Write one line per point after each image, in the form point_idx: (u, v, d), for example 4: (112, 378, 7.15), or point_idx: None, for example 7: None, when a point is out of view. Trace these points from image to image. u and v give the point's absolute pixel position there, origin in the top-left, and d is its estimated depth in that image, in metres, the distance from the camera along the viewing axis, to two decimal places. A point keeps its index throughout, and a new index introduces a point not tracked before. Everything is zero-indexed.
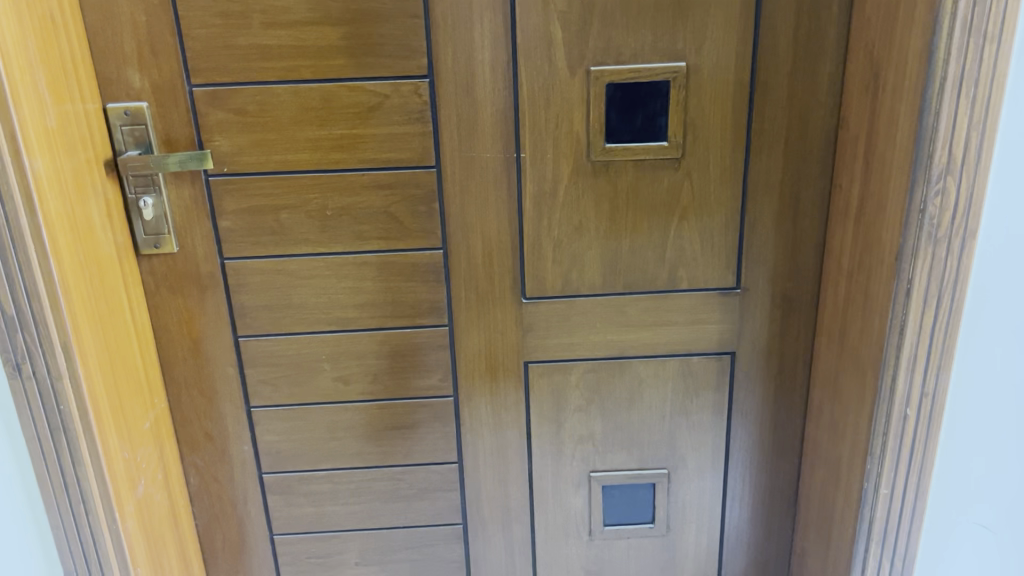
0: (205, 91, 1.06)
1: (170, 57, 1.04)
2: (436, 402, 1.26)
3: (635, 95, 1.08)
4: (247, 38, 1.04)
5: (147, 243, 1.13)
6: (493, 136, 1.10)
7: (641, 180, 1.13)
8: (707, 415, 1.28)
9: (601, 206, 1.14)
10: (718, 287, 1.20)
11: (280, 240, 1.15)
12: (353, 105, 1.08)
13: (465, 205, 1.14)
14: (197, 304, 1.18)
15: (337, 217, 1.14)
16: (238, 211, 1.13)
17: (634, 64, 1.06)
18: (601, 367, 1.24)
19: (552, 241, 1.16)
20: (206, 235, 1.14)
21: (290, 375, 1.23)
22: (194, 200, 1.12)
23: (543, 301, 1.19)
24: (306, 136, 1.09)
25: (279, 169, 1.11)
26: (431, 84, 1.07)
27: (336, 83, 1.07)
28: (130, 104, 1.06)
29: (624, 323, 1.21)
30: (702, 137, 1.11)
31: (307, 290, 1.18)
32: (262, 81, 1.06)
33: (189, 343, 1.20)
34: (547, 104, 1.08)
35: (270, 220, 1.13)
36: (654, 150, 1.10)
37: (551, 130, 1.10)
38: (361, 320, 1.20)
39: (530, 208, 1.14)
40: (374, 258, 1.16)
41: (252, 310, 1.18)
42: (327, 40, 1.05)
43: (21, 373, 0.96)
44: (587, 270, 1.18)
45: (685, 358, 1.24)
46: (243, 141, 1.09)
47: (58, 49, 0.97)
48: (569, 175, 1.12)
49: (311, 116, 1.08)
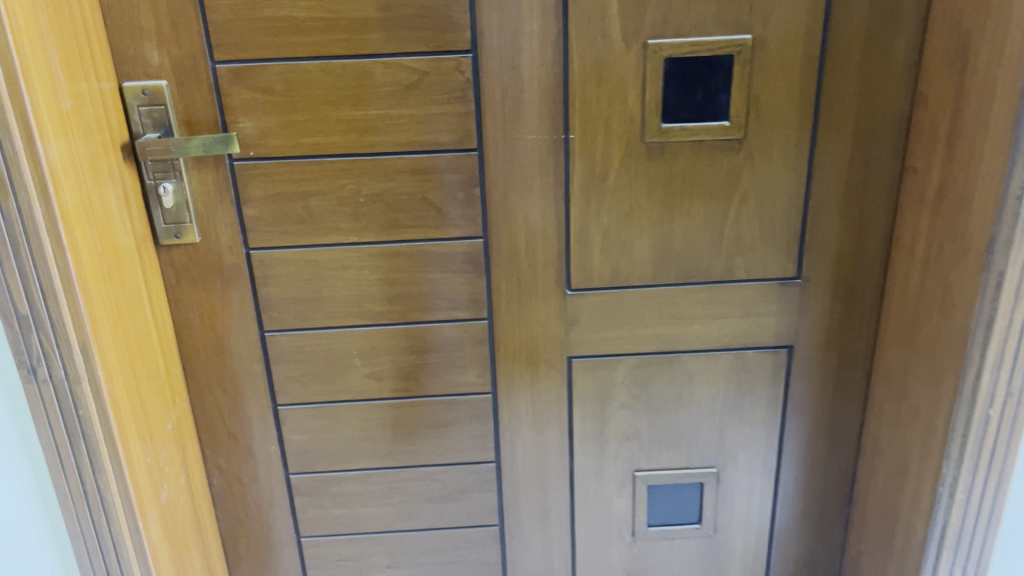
0: (230, 68, 0.98)
1: (191, 32, 0.96)
2: (473, 399, 1.19)
3: (694, 71, 0.99)
4: (275, 10, 0.95)
5: (167, 233, 1.05)
6: (541, 117, 1.02)
7: (699, 163, 1.04)
8: (761, 412, 1.21)
9: (655, 191, 1.06)
10: (778, 277, 1.12)
11: (309, 228, 1.07)
12: (389, 83, 1.00)
13: (508, 190, 1.06)
14: (221, 297, 1.10)
15: (371, 204, 1.06)
16: (264, 198, 1.05)
17: (695, 38, 0.98)
18: (650, 362, 1.16)
19: (601, 229, 1.08)
20: (230, 224, 1.06)
21: (319, 371, 1.16)
22: (217, 186, 1.04)
23: (590, 293, 1.12)
24: (338, 117, 1.01)
25: (309, 154, 1.03)
26: (474, 59, 0.99)
27: (372, 59, 0.98)
28: (148, 83, 0.98)
29: (676, 315, 1.13)
30: (767, 116, 1.02)
31: (338, 282, 1.10)
32: (291, 56, 0.98)
33: (212, 338, 1.13)
34: (600, 80, 1.00)
35: (299, 207, 1.05)
36: (714, 130, 1.02)
37: (603, 110, 1.01)
38: (395, 313, 1.13)
39: (578, 193, 1.06)
40: (410, 248, 1.09)
41: (279, 303, 1.11)
42: (362, 12, 0.96)
43: (37, 376, 0.89)
44: (638, 260, 1.10)
45: (739, 353, 1.16)
46: (270, 123, 1.01)
47: (71, 23, 0.89)
48: (621, 158, 1.04)
49: (344, 95, 1.00)
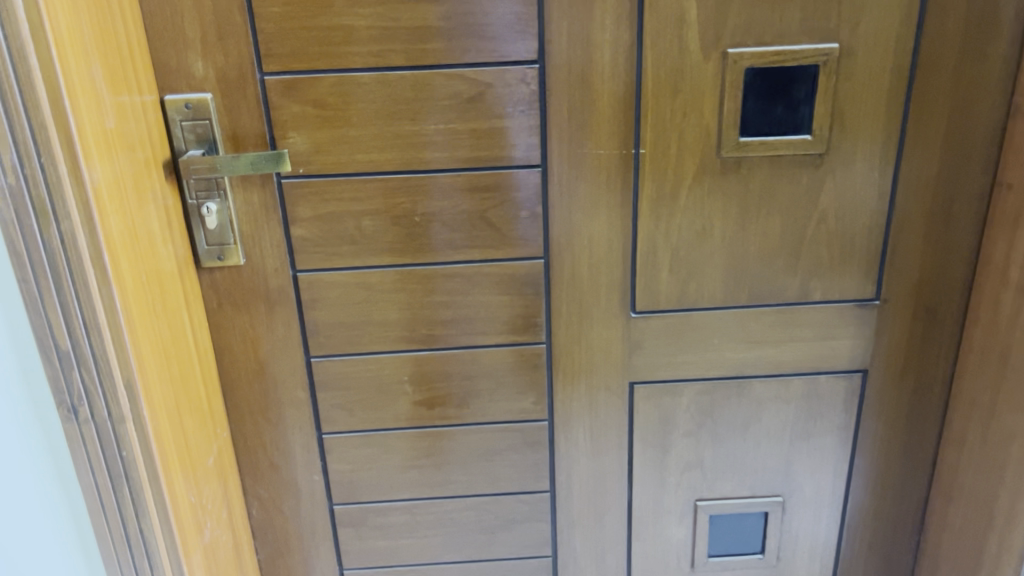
0: (280, 80, 0.92)
1: (239, 41, 0.90)
2: (528, 427, 1.12)
3: (776, 82, 0.93)
4: (329, 18, 0.89)
5: (209, 255, 0.99)
6: (610, 130, 0.96)
7: (777, 180, 0.98)
8: (831, 438, 1.15)
9: (730, 209, 1.00)
10: (855, 298, 1.06)
11: (360, 249, 1.01)
12: (450, 96, 0.93)
13: (573, 208, 1.00)
14: (265, 322, 1.04)
15: (426, 224, 1.00)
16: (313, 218, 0.99)
17: (778, 46, 0.91)
18: (716, 388, 1.11)
19: (670, 248, 1.02)
20: (277, 245, 1.00)
21: (367, 398, 1.09)
22: (264, 205, 0.97)
23: (656, 315, 1.06)
24: (395, 131, 0.95)
25: (362, 171, 0.97)
26: (541, 70, 0.93)
27: (432, 70, 0.92)
28: (192, 95, 0.91)
29: (746, 339, 1.08)
30: (851, 129, 0.96)
31: (389, 306, 1.04)
32: (346, 67, 0.91)
33: (255, 365, 1.06)
34: (675, 91, 0.93)
35: (350, 228, 0.99)
36: (795, 144, 0.96)
37: (677, 123, 0.95)
38: (449, 337, 1.06)
39: (647, 211, 1.00)
40: (466, 269, 1.03)
41: (326, 328, 1.05)
42: (422, 20, 0.90)
43: (78, 416, 0.82)
44: (708, 280, 1.04)
45: (811, 377, 1.10)
46: (322, 138, 0.94)
47: (114, 33, 0.82)
48: (694, 174, 0.98)
49: (401, 109, 0.94)
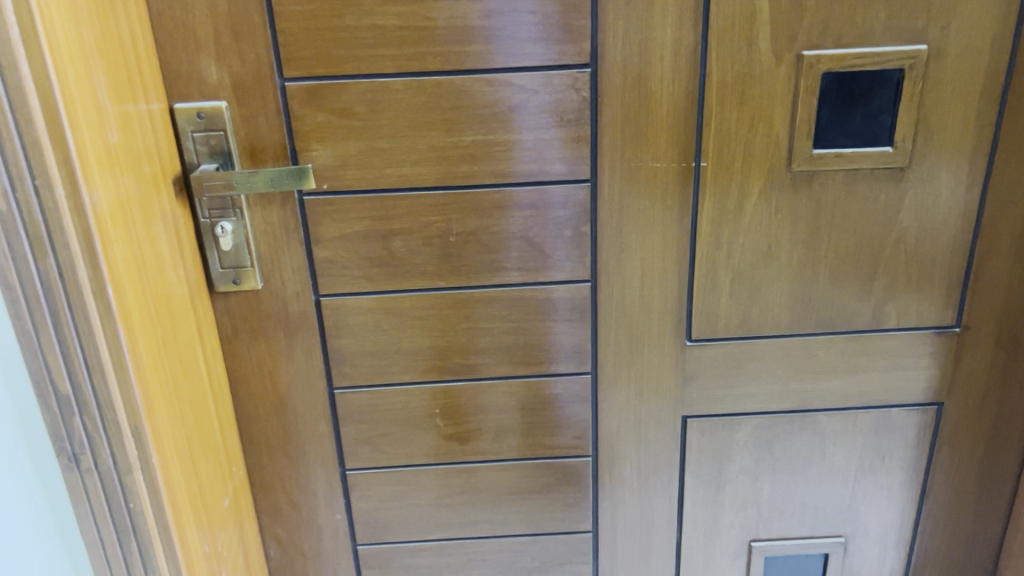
0: (302, 86, 0.82)
1: (258, 43, 0.80)
2: (571, 463, 1.03)
3: (855, 88, 0.84)
4: (358, 17, 0.80)
5: (224, 278, 0.90)
6: (669, 142, 0.87)
7: (852, 196, 0.89)
8: (899, 475, 1.05)
9: (798, 227, 0.91)
10: (933, 325, 0.96)
11: (390, 272, 0.91)
12: (491, 104, 0.84)
13: (625, 226, 0.91)
14: (285, 350, 0.95)
15: (462, 244, 0.91)
16: (339, 239, 0.90)
17: (859, 48, 0.82)
18: (777, 421, 1.01)
19: (731, 270, 0.93)
20: (298, 268, 0.91)
21: (396, 433, 1.00)
22: (285, 225, 0.88)
23: (713, 343, 0.97)
24: (430, 144, 0.86)
25: (394, 187, 0.88)
26: (593, 75, 0.83)
27: (471, 75, 0.83)
28: (205, 103, 0.82)
29: (810, 368, 0.98)
30: (937, 140, 0.87)
31: (420, 334, 0.95)
32: (375, 72, 0.82)
33: (274, 397, 0.97)
34: (742, 98, 0.84)
35: (380, 249, 0.90)
36: (875, 157, 0.86)
37: (743, 134, 0.86)
38: (486, 367, 0.97)
39: (707, 230, 0.91)
40: (506, 294, 0.93)
41: (352, 357, 0.95)
42: (462, 19, 0.80)
43: (80, 465, 0.74)
44: (771, 305, 0.95)
45: (880, 409, 1.01)
46: (349, 152, 0.85)
47: (117, 36, 0.73)
48: (760, 190, 0.89)
49: (437, 119, 0.85)
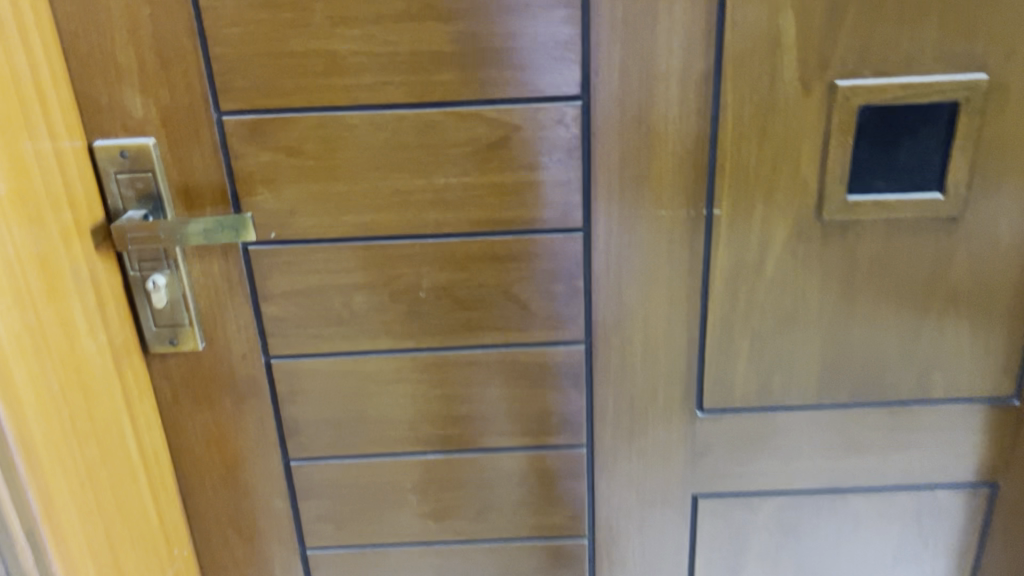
0: (242, 121, 0.70)
1: (187, 71, 0.68)
2: (563, 545, 0.90)
3: (899, 125, 0.70)
4: (305, 41, 0.67)
5: (160, 338, 0.78)
6: (676, 185, 0.74)
7: (893, 249, 0.75)
8: (944, 563, 0.91)
9: (829, 284, 0.77)
10: (988, 396, 0.82)
11: (350, 331, 0.79)
12: (463, 142, 0.71)
13: (624, 282, 0.78)
14: (233, 418, 0.83)
15: (434, 301, 0.78)
16: (291, 294, 0.77)
17: (905, 78, 0.68)
18: (801, 501, 0.88)
19: (749, 332, 0.80)
20: (245, 327, 0.78)
21: (362, 509, 0.88)
22: (227, 279, 0.76)
23: (728, 415, 0.83)
24: (394, 187, 0.73)
25: (353, 236, 0.75)
26: (585, 108, 0.70)
27: (440, 109, 0.70)
28: (128, 140, 0.70)
29: (841, 443, 0.85)
30: (997, 185, 0.73)
31: (387, 401, 0.82)
32: (327, 104, 0.70)
33: (223, 469, 0.85)
34: (763, 135, 0.71)
35: (338, 304, 0.78)
36: (922, 205, 0.73)
37: (765, 176, 0.73)
38: (464, 439, 0.84)
39: (721, 286, 0.77)
40: (485, 357, 0.80)
41: (310, 426, 0.83)
42: (427, 43, 0.68)
43: None
44: (796, 372, 0.81)
45: (923, 489, 0.87)
46: (301, 196, 0.73)
47: (8, 64, 0.61)
48: (783, 242, 0.75)
49: (401, 159, 0.72)
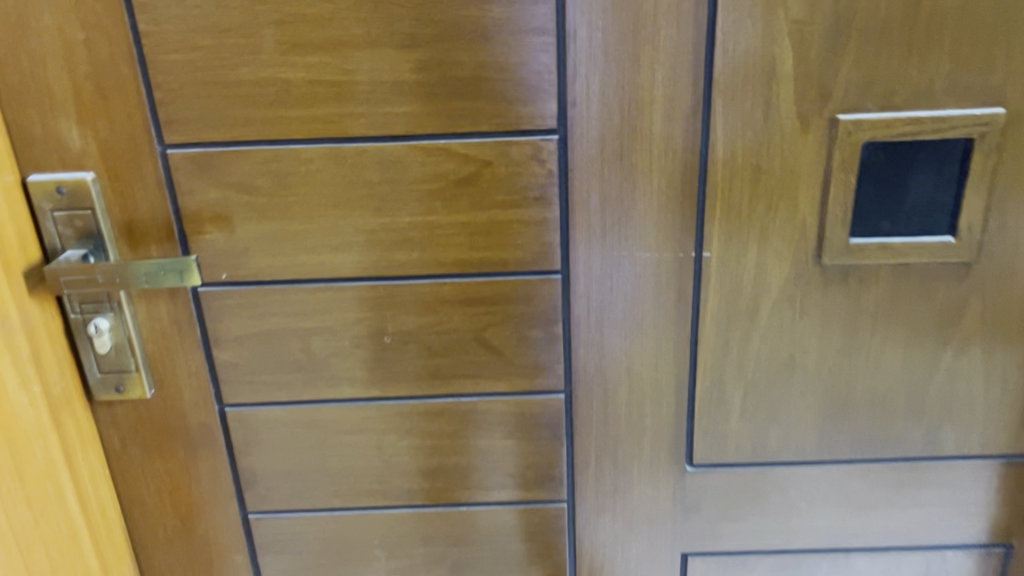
0: (188, 155, 0.64)
1: (128, 101, 0.63)
2: None
3: (905, 162, 0.64)
4: (255, 69, 0.62)
5: (105, 385, 0.72)
6: (663, 225, 0.67)
7: (900, 295, 0.69)
8: None
9: (830, 333, 0.71)
10: (1002, 453, 0.76)
11: (310, 378, 0.73)
12: (429, 178, 0.66)
13: (607, 329, 0.71)
14: (186, 468, 0.77)
15: (400, 347, 0.72)
16: (245, 339, 0.71)
17: (913, 112, 0.62)
18: (800, 562, 0.81)
19: (743, 384, 0.73)
20: (197, 373, 0.73)
21: (326, 565, 0.82)
22: (176, 322, 0.71)
23: (720, 469, 0.77)
24: (355, 226, 0.67)
25: (312, 277, 0.69)
26: (562, 142, 0.64)
27: (403, 142, 0.64)
28: (65, 175, 0.65)
29: (842, 501, 0.78)
30: (1013, 228, 0.66)
31: (351, 452, 0.76)
32: (281, 137, 0.64)
33: (177, 522, 0.79)
34: (757, 173, 0.65)
35: (297, 350, 0.72)
36: (933, 250, 0.66)
37: (759, 217, 0.66)
38: (434, 492, 0.78)
39: (712, 335, 0.71)
40: (456, 407, 0.74)
41: (269, 477, 0.77)
42: (388, 71, 0.62)
43: None
44: (794, 426, 0.75)
45: (931, 550, 0.80)
46: (254, 234, 0.68)
47: None
48: (780, 287, 0.69)
49: (362, 196, 0.66)
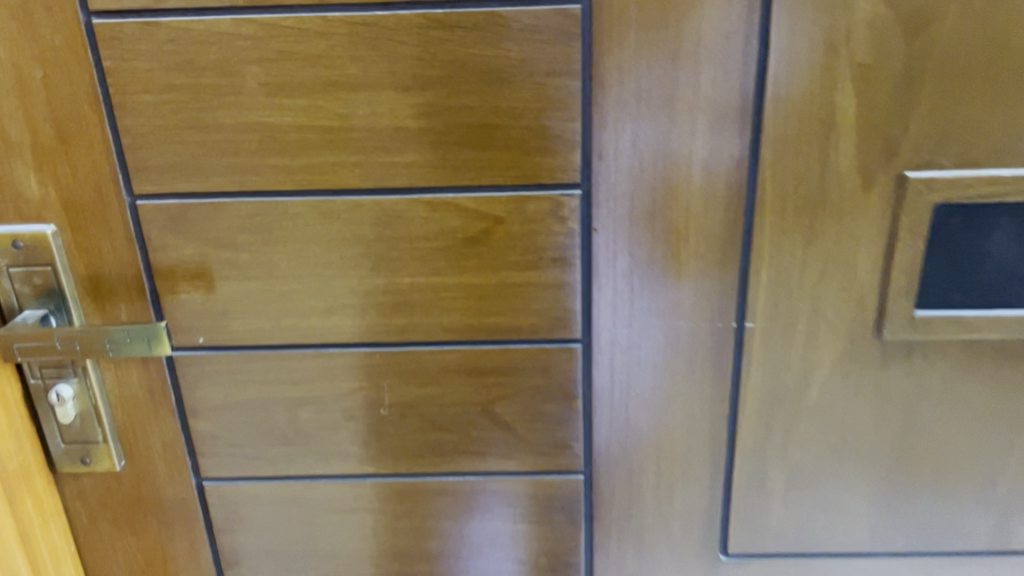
0: (161, 207, 0.57)
1: (92, 147, 0.55)
2: None
3: (983, 226, 0.56)
4: (235, 113, 0.54)
5: (69, 456, 0.65)
6: (699, 292, 0.59)
7: (971, 375, 0.60)
8: None
9: (887, 415, 0.62)
10: None
11: (298, 452, 0.65)
12: (434, 235, 0.58)
13: (633, 405, 0.63)
14: (160, 547, 0.69)
15: (399, 419, 0.64)
16: (225, 408, 0.64)
17: (995, 171, 0.53)
18: None
19: (787, 468, 0.64)
20: (171, 445, 0.65)
21: None
22: (149, 390, 0.63)
23: (757, 560, 0.68)
24: (349, 287, 0.59)
25: (301, 343, 0.61)
26: (586, 198, 0.56)
27: (403, 196, 0.56)
28: (21, 227, 0.57)
29: None
30: None
31: (343, 532, 0.68)
32: (265, 189, 0.56)
33: None
34: (809, 236, 0.56)
35: (283, 422, 0.64)
36: (1011, 325, 0.57)
37: (810, 285, 0.58)
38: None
39: (753, 414, 0.62)
40: (461, 486, 0.66)
41: (251, 557, 0.69)
42: (387, 117, 0.54)
43: None
44: (843, 515, 0.66)
45: None
46: (235, 295, 0.60)
47: None
48: (832, 362, 0.60)
49: (357, 254, 0.58)
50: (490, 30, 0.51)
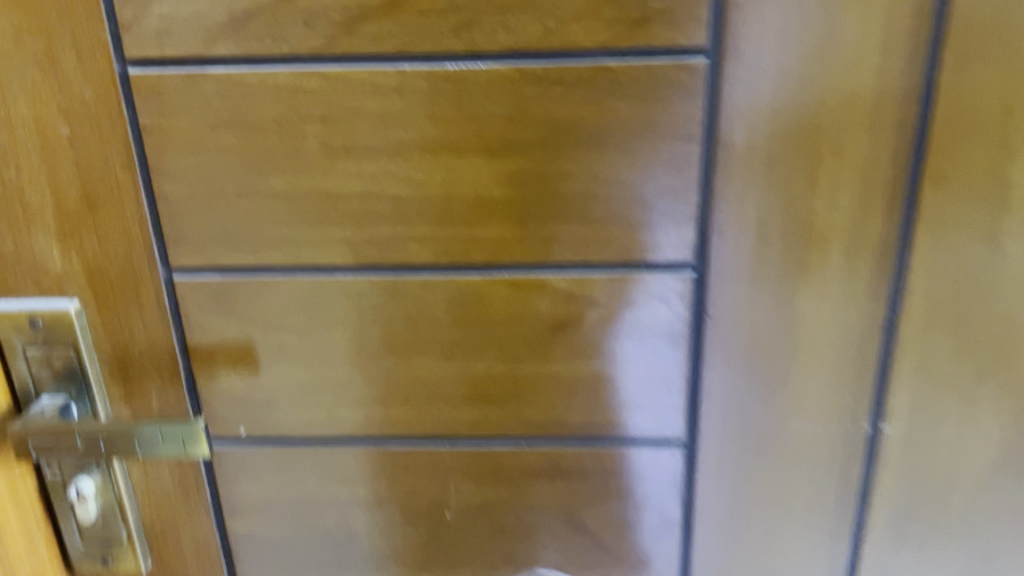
0: (203, 283, 0.49)
1: (125, 214, 0.47)
2: None
3: None
4: (294, 177, 0.46)
5: (88, 558, 0.56)
6: (827, 391, 0.50)
7: None
8: None
9: None
10: None
11: (349, 557, 0.57)
12: (517, 320, 0.49)
13: (744, 520, 0.53)
14: None
15: (466, 525, 0.55)
16: (267, 508, 0.55)
17: None
18: None
19: None
20: (204, 547, 0.56)
21: None
22: (181, 487, 0.55)
23: None
24: (416, 375, 0.51)
25: (357, 437, 0.53)
26: (700, 282, 0.48)
27: (485, 274, 0.48)
28: (41, 304, 0.49)
29: None
30: None
31: None
32: (325, 263, 0.48)
33: None
34: (964, 329, 0.48)
35: (332, 524, 0.56)
36: None
37: (962, 385, 0.49)
38: None
39: (883, 530, 0.53)
40: None
41: None
42: (471, 184, 0.46)
43: None
44: None
45: None
46: (284, 383, 0.52)
47: None
48: (981, 474, 0.51)
49: (427, 339, 0.50)
50: (596, 85, 0.43)
